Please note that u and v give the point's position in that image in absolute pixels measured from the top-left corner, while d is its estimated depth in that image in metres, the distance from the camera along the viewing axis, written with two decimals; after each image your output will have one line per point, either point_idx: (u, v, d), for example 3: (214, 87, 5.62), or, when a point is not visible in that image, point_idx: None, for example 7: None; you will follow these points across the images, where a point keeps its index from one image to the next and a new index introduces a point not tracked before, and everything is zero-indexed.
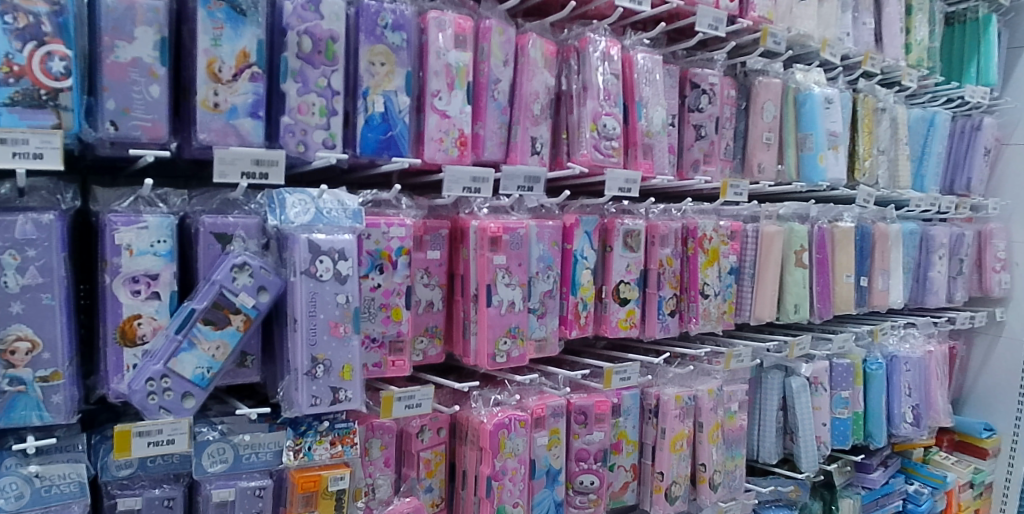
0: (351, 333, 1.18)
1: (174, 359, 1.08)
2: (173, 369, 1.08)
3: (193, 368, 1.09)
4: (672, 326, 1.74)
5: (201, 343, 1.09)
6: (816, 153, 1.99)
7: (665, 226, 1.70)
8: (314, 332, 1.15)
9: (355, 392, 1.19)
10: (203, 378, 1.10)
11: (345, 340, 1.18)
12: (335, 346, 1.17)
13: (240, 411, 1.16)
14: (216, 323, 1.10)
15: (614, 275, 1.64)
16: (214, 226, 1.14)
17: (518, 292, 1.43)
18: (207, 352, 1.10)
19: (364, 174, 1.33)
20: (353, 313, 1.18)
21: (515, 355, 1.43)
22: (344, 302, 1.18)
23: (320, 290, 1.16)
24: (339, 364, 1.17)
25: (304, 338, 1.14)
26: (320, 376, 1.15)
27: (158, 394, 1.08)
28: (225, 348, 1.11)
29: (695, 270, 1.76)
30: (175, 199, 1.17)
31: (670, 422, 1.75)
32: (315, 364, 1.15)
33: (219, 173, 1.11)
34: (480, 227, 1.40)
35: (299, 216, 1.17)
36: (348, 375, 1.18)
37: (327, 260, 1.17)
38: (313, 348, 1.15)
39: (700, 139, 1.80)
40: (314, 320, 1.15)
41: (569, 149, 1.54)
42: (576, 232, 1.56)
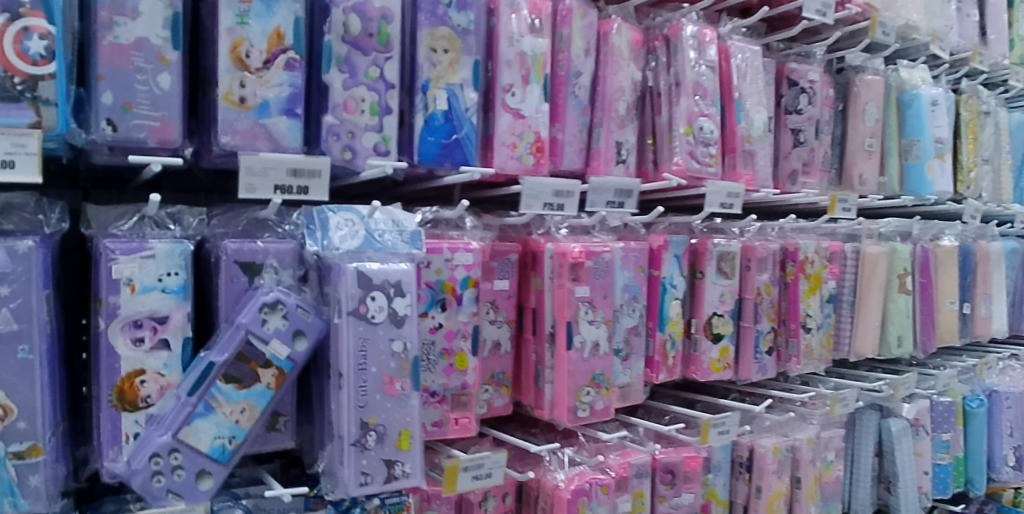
0: (409, 390, 0.93)
1: (186, 428, 0.83)
2: (185, 441, 0.83)
3: (210, 438, 0.84)
4: (769, 366, 1.48)
5: (220, 406, 0.85)
6: (924, 162, 1.73)
7: (763, 248, 1.45)
8: (364, 390, 0.90)
9: (415, 464, 0.93)
10: (223, 451, 0.85)
11: (402, 400, 0.92)
12: (390, 408, 0.91)
13: (269, 491, 0.90)
14: (240, 381, 0.86)
15: (706, 306, 1.38)
16: (239, 255, 0.90)
17: (603, 331, 1.16)
18: (229, 418, 0.85)
19: (420, 187, 1.08)
20: (413, 364, 0.93)
21: (599, 408, 1.17)
22: (401, 350, 0.93)
23: (372, 336, 0.91)
24: (395, 432, 0.92)
25: (351, 398, 0.89)
26: (371, 446, 0.90)
27: (165, 474, 0.83)
28: (252, 411, 0.86)
29: (796, 299, 1.50)
30: (191, 219, 0.93)
31: (768, 479, 1.50)
32: (365, 431, 0.90)
33: (246, 185, 0.85)
34: (559, 252, 1.14)
35: (345, 240, 0.93)
36: (405, 444, 0.92)
37: (380, 296, 0.92)
38: (363, 411, 0.90)
39: (799, 145, 1.54)
40: (365, 375, 0.90)
41: (656, 158, 1.29)
42: (665, 256, 1.31)
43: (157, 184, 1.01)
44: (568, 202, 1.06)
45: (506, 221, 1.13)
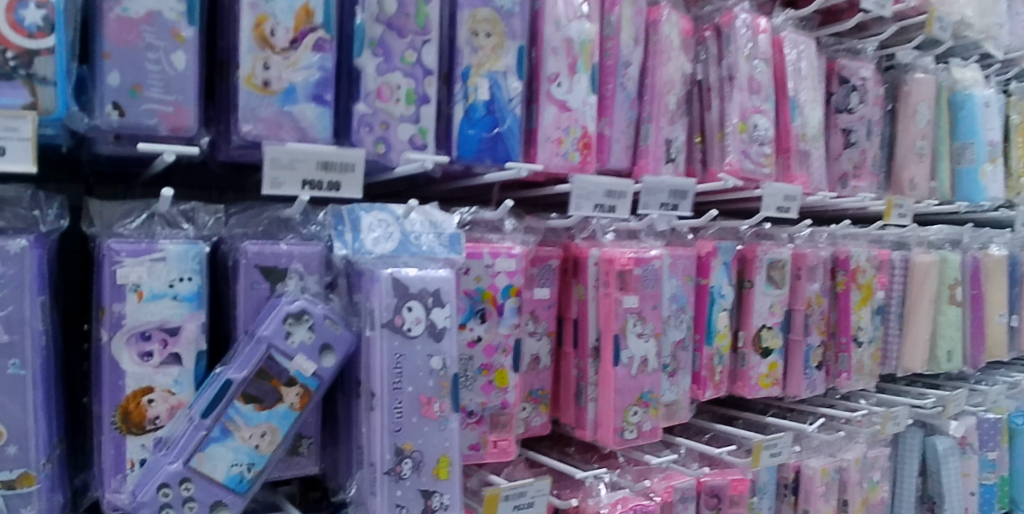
0: (449, 412, 0.83)
1: (200, 455, 0.74)
2: (198, 470, 0.73)
3: (227, 467, 0.74)
4: (819, 382, 1.37)
5: (238, 430, 0.75)
6: (977, 167, 1.63)
7: (814, 256, 1.35)
8: (399, 413, 0.80)
9: (455, 496, 0.83)
10: (241, 481, 0.75)
11: (441, 423, 0.82)
12: (428, 433, 0.81)
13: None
14: (260, 401, 0.76)
15: (756, 318, 1.28)
16: (260, 259, 0.80)
17: (652, 345, 1.06)
18: (248, 443, 0.75)
19: (456, 185, 0.98)
20: (453, 382, 0.83)
21: (647, 429, 1.07)
22: (440, 367, 0.82)
23: (408, 352, 0.81)
24: (433, 460, 0.81)
25: (385, 421, 0.79)
26: (407, 476, 0.80)
27: (175, 507, 0.73)
28: (274, 435, 0.76)
29: (848, 311, 1.40)
30: (207, 218, 0.82)
31: (816, 503, 1.40)
32: (400, 458, 0.80)
33: (270, 179, 0.75)
34: (606, 258, 1.04)
35: (378, 244, 0.83)
36: (444, 473, 0.82)
37: (417, 306, 0.81)
38: (398, 437, 0.80)
39: (850, 147, 1.45)
40: (400, 396, 0.80)
41: (705, 157, 1.19)
42: (714, 264, 1.21)
43: (167, 179, 0.92)
44: (621, 203, 0.96)
45: (549, 224, 1.03)
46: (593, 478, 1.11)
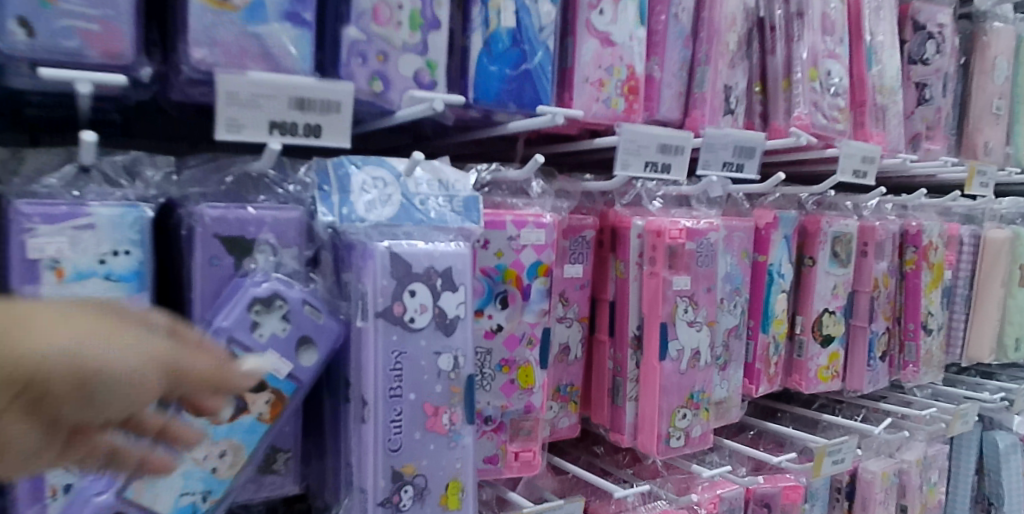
0: (461, 425, 0.66)
1: (141, 481, 0.58)
2: (138, 500, 0.58)
3: (174, 497, 0.59)
4: (882, 374, 1.20)
5: (191, 449, 0.60)
6: None
7: (884, 230, 1.16)
8: (396, 428, 0.63)
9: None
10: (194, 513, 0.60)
11: (451, 439, 0.65)
12: (433, 453, 0.64)
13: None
14: (217, 413, 0.60)
15: (817, 301, 1.10)
16: (219, 230, 0.62)
17: (706, 335, 0.88)
18: (203, 465, 0.60)
19: (473, 136, 0.80)
20: (466, 387, 0.66)
21: (697, 435, 0.89)
22: (450, 367, 0.65)
23: (410, 349, 0.63)
24: (440, 487, 0.64)
25: (379, 438, 0.62)
26: (406, 506, 0.63)
27: None
28: (236, 455, 0.61)
29: (918, 294, 1.22)
30: (152, 173, 0.65)
31: (875, 511, 1.23)
32: (398, 485, 0.63)
33: (227, 120, 0.57)
34: (653, 229, 0.85)
35: (372, 210, 0.65)
36: (455, 501, 0.65)
37: (422, 290, 0.64)
38: (395, 458, 0.63)
39: (923, 104, 1.25)
40: (399, 406, 0.63)
41: (765, 111, 1.00)
42: (774, 237, 1.02)
43: (113, 121, 0.74)
44: (678, 161, 0.77)
45: (586, 186, 0.84)
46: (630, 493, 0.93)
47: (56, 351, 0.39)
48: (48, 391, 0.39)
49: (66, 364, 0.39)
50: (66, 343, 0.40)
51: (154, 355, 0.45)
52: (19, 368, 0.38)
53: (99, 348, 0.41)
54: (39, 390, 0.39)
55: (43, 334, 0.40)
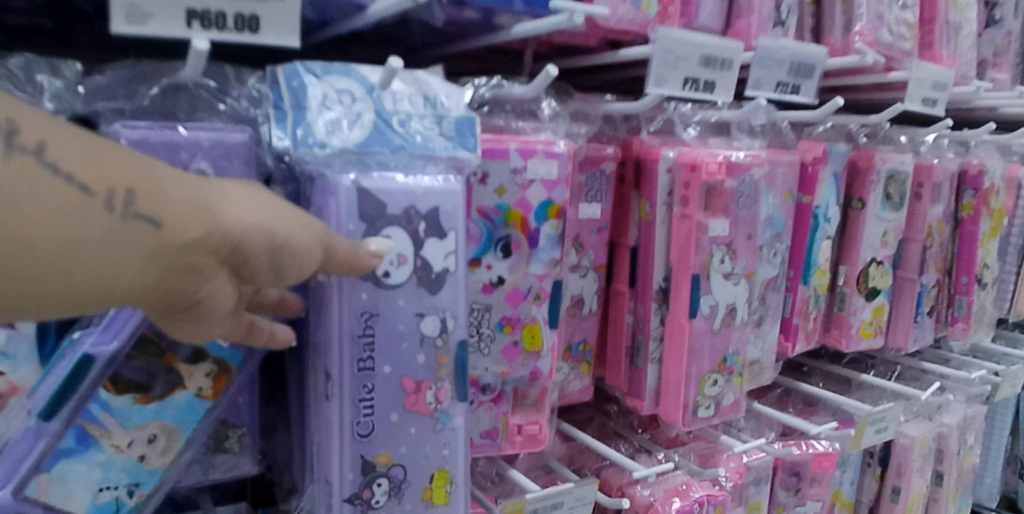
0: (445, 404, 0.55)
1: (46, 475, 0.49)
2: (43, 497, 0.49)
3: (92, 493, 0.51)
4: (927, 331, 1.08)
5: (110, 434, 0.51)
6: None
7: (943, 169, 1.01)
8: (369, 409, 0.52)
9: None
10: (117, 510, 0.52)
11: (436, 421, 0.55)
12: (413, 439, 0.54)
13: None
14: (145, 391, 0.52)
15: (864, 250, 0.96)
16: (140, 156, 0.49)
17: (743, 289, 0.75)
18: (126, 453, 0.52)
19: (471, 44, 0.66)
20: (455, 358, 0.55)
21: (728, 404, 0.77)
22: (436, 335, 0.54)
23: (384, 313, 0.52)
24: (422, 478, 0.54)
25: (346, 420, 0.52)
26: (381, 503, 0.53)
27: None
28: (168, 440, 0.53)
29: (975, 243, 1.08)
30: (49, 81, 0.51)
31: (913, 479, 1.12)
32: (370, 478, 0.53)
33: (126, 7, 0.44)
34: (686, 163, 0.71)
35: (338, 135, 0.51)
36: (438, 497, 0.55)
37: (399, 236, 0.52)
38: (367, 446, 0.53)
39: (993, 25, 1.08)
40: (371, 382, 0.52)
41: (819, 25, 0.84)
42: (821, 175, 0.88)
43: (37, 25, 0.60)
44: (723, 79, 0.63)
45: (608, 109, 0.70)
46: (649, 480, 0.82)
47: (253, 221, 0.38)
48: (242, 259, 0.38)
49: (261, 235, 0.38)
50: (259, 212, 0.38)
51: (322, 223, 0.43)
52: (221, 236, 0.36)
53: (282, 218, 0.40)
54: (237, 256, 0.37)
55: (235, 203, 0.37)
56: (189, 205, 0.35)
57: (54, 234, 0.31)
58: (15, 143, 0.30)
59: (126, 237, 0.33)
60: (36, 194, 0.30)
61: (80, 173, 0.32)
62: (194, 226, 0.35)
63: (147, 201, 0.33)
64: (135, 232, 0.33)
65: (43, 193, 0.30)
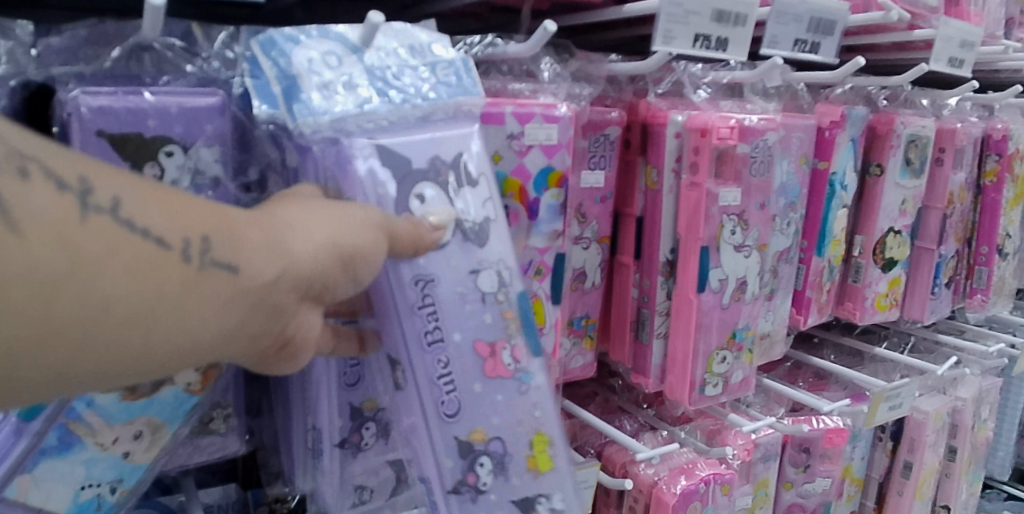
0: (524, 363, 0.51)
1: (23, 476, 0.46)
2: (19, 501, 0.46)
3: (74, 491, 0.47)
4: (944, 303, 1.04)
5: (92, 433, 0.47)
6: None
7: (966, 133, 0.96)
8: (449, 383, 0.49)
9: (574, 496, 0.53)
10: (99, 508, 0.48)
11: (519, 382, 0.51)
12: (502, 409, 0.50)
13: None
14: (132, 388, 0.47)
15: (881, 219, 0.92)
16: (98, 126, 0.45)
17: (755, 261, 0.71)
18: (109, 450, 0.48)
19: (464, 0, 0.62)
20: (522, 312, 0.51)
21: (738, 381, 0.74)
22: (497, 289, 0.50)
23: (439, 276, 0.48)
24: (525, 448, 0.51)
25: (427, 402, 0.49)
26: (487, 484, 0.50)
27: None
28: (155, 435, 0.49)
29: (997, 211, 1.04)
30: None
31: (925, 453, 1.09)
32: (470, 460, 0.50)
33: None
34: (696, 126, 0.66)
35: (329, 94, 0.47)
36: (544, 463, 0.51)
37: (429, 193, 0.48)
38: (456, 426, 0.50)
39: None
40: (443, 354, 0.49)
41: None
42: (838, 140, 0.84)
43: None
44: (738, 38, 0.59)
45: (612, 69, 0.65)
46: (653, 459, 0.79)
47: (318, 243, 0.38)
48: (318, 282, 0.38)
49: (329, 254, 0.38)
50: (323, 232, 0.39)
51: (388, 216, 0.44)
52: (293, 268, 0.36)
53: (348, 231, 0.40)
54: (310, 283, 0.38)
55: (299, 229, 0.38)
56: (259, 242, 0.35)
57: (146, 299, 0.31)
58: (98, 207, 0.30)
59: (211, 290, 0.33)
60: (125, 263, 0.30)
61: (157, 231, 0.32)
62: (272, 264, 0.35)
63: (222, 247, 0.33)
64: (218, 282, 0.33)
65: (129, 262, 0.30)
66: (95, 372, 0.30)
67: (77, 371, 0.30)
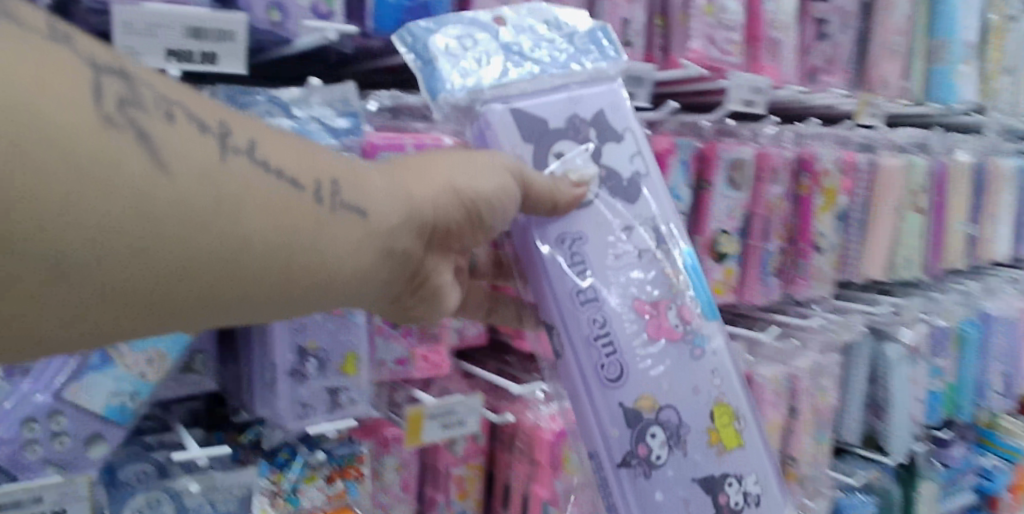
0: (688, 335, 0.82)
1: (76, 384, 0.70)
2: (73, 401, 0.70)
3: (107, 397, 0.71)
4: (774, 289, 1.31)
5: (122, 357, 0.72)
6: (952, 67, 1.59)
7: (778, 155, 1.26)
8: (612, 347, 0.79)
9: (755, 472, 0.82)
10: (122, 411, 0.72)
11: (691, 345, 0.82)
12: (671, 374, 0.80)
13: (178, 456, 0.77)
14: None
15: (712, 222, 1.19)
16: None
17: None
18: (131, 370, 0.72)
19: (375, 63, 0.95)
20: (686, 275, 0.84)
21: None
22: (655, 246, 0.82)
23: (587, 238, 0.80)
24: (701, 422, 0.80)
25: (591, 363, 0.79)
26: (663, 455, 0.79)
27: (43, 442, 0.69)
28: (162, 362, 0.73)
29: (809, 215, 1.33)
30: None
31: (766, 410, 1.35)
32: (644, 427, 0.79)
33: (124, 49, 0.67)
34: None
35: (482, 62, 0.80)
36: (719, 440, 0.80)
37: (566, 146, 0.81)
38: (623, 392, 0.79)
39: (822, 39, 1.33)
40: (598, 316, 0.79)
41: (665, 43, 1.08)
42: (671, 161, 1.11)
43: None
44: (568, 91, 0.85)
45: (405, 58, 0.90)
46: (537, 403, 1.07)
47: (432, 194, 0.64)
48: (426, 217, 0.63)
49: (442, 199, 0.64)
50: (433, 188, 0.64)
51: (521, 167, 0.72)
52: (411, 210, 0.61)
53: (445, 190, 0.65)
54: (421, 220, 0.62)
55: (420, 185, 0.63)
56: (389, 195, 0.59)
57: (290, 232, 0.51)
58: (238, 147, 0.49)
59: (344, 224, 0.55)
60: (263, 201, 0.49)
61: (302, 180, 0.53)
62: (398, 209, 0.60)
63: (352, 195, 0.56)
64: (355, 220, 0.56)
65: (284, 200, 0.51)
66: (251, 284, 0.50)
67: (235, 284, 0.49)
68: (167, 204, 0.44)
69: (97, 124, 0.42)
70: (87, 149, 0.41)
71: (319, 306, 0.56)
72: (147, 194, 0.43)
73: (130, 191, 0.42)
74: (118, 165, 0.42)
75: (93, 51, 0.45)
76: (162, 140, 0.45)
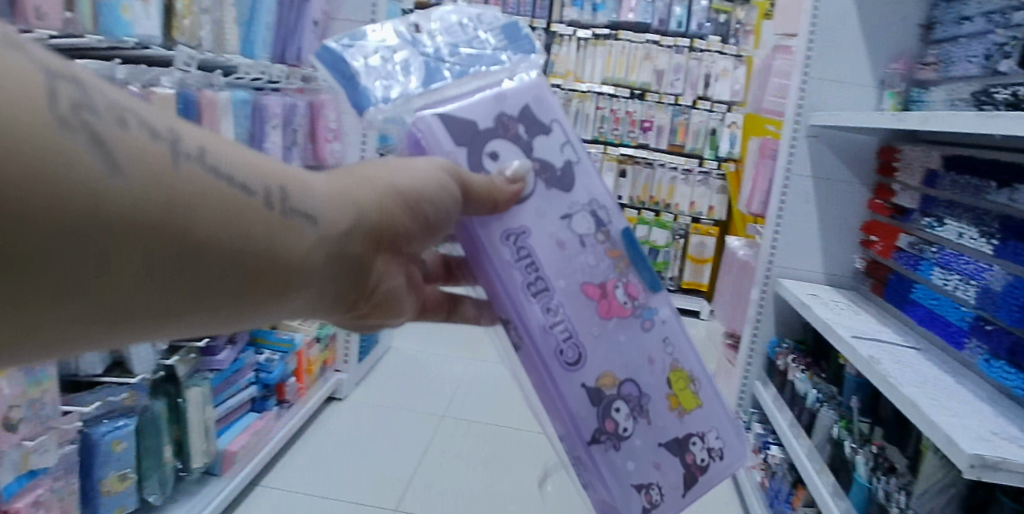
0: (637, 314, 1.20)
1: None
2: None
3: None
4: None
5: None
6: (118, 3, 1.68)
7: None
8: (572, 334, 1.15)
9: (716, 428, 1.23)
10: None
11: (643, 318, 1.20)
12: (616, 355, 1.17)
13: None
14: None
15: None
16: None
17: None
18: None
19: None
20: (621, 251, 1.21)
21: None
22: (596, 229, 1.19)
23: (529, 230, 1.15)
24: (661, 391, 1.19)
25: (546, 349, 1.14)
26: (627, 427, 1.17)
27: None
28: None
29: None
30: None
31: None
32: (607, 402, 1.16)
33: None
34: None
35: (405, 73, 1.18)
36: (675, 404, 1.20)
37: (498, 142, 1.16)
38: (582, 376, 1.15)
39: None
40: (551, 303, 1.15)
41: None
42: None
43: None
44: None
45: None
46: None
47: (372, 202, 0.85)
48: (376, 221, 0.84)
49: (387, 201, 0.87)
50: (377, 196, 0.86)
51: (452, 165, 1.00)
52: (360, 218, 0.83)
53: (379, 193, 0.86)
54: (373, 228, 0.84)
55: (369, 193, 0.85)
56: (347, 207, 0.81)
57: (262, 230, 0.70)
58: (194, 154, 0.65)
59: (299, 229, 0.74)
60: (222, 201, 0.66)
61: (251, 186, 0.70)
62: (350, 222, 0.81)
63: (309, 209, 0.75)
64: (310, 227, 0.75)
65: (241, 206, 0.68)
66: (225, 265, 0.67)
67: (206, 260, 0.65)
68: (135, 198, 0.59)
69: (54, 125, 0.55)
70: (42, 146, 0.54)
71: (283, 289, 0.74)
72: (107, 195, 0.58)
73: (88, 189, 0.56)
74: (72, 165, 0.56)
75: (44, 59, 0.58)
76: (116, 144, 0.59)
